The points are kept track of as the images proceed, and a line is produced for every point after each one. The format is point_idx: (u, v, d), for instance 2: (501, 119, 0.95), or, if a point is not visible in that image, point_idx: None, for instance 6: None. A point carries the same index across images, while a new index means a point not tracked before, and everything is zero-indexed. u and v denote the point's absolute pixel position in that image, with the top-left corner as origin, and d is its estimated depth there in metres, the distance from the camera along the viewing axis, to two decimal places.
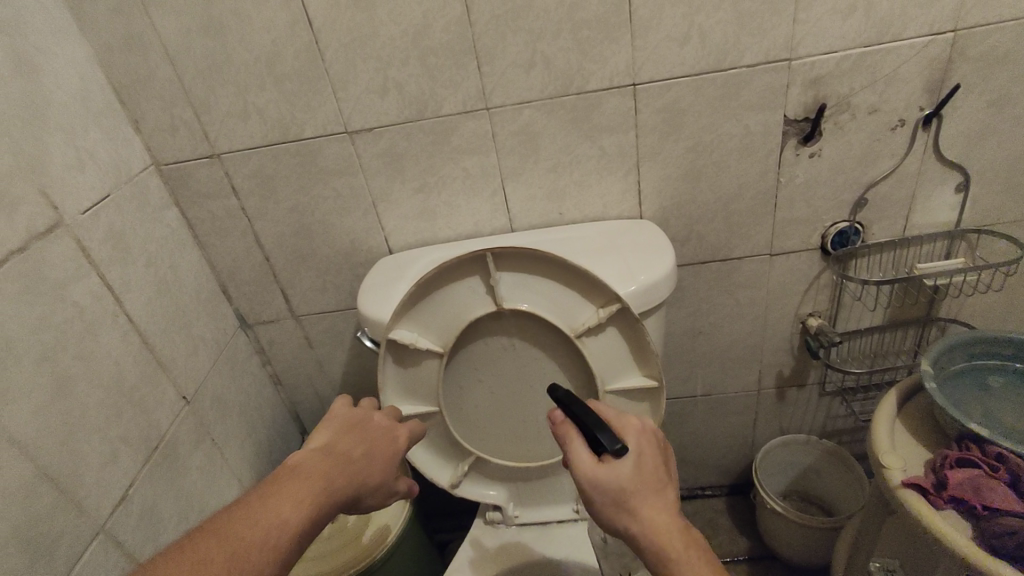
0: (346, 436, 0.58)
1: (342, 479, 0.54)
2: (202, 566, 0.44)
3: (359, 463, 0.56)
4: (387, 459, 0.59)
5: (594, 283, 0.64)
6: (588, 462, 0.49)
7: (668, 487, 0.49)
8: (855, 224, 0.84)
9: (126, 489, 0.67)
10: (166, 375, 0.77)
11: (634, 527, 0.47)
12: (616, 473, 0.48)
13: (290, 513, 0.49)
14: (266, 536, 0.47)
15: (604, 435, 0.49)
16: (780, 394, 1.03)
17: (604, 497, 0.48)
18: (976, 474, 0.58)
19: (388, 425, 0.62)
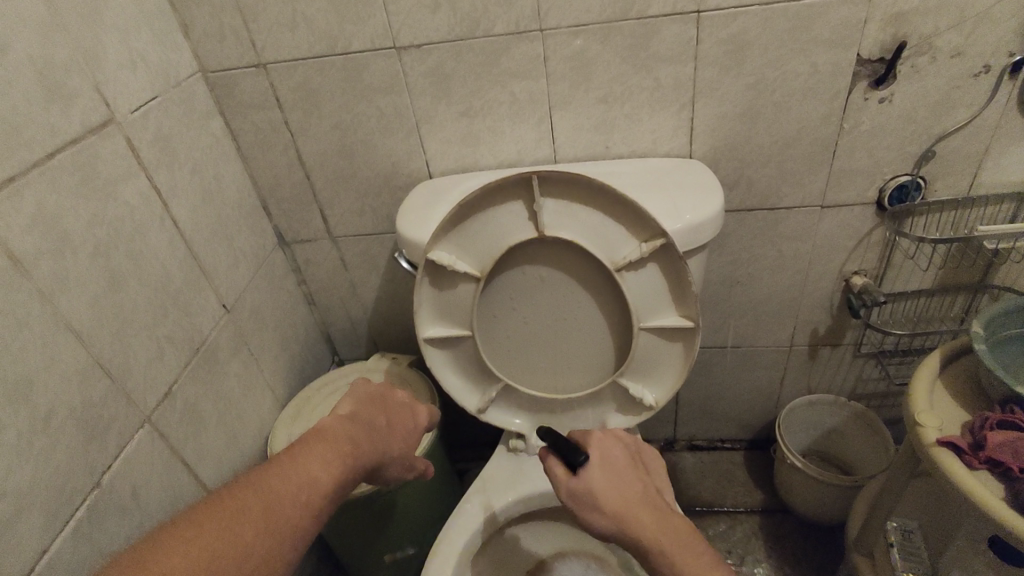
0: (372, 408, 0.60)
1: (367, 446, 0.57)
2: (242, 513, 0.45)
3: (383, 436, 0.59)
4: (407, 436, 0.62)
5: (640, 216, 0.63)
6: (562, 476, 0.56)
7: (636, 482, 0.54)
8: (918, 178, 0.79)
9: (170, 385, 0.70)
10: (209, 284, 0.79)
11: (607, 522, 0.52)
12: (584, 479, 0.54)
13: (323, 473, 0.51)
14: (300, 492, 0.49)
15: (569, 449, 0.56)
16: (812, 352, 1.02)
17: (581, 503, 0.54)
18: (1017, 437, 0.57)
19: (411, 403, 0.65)
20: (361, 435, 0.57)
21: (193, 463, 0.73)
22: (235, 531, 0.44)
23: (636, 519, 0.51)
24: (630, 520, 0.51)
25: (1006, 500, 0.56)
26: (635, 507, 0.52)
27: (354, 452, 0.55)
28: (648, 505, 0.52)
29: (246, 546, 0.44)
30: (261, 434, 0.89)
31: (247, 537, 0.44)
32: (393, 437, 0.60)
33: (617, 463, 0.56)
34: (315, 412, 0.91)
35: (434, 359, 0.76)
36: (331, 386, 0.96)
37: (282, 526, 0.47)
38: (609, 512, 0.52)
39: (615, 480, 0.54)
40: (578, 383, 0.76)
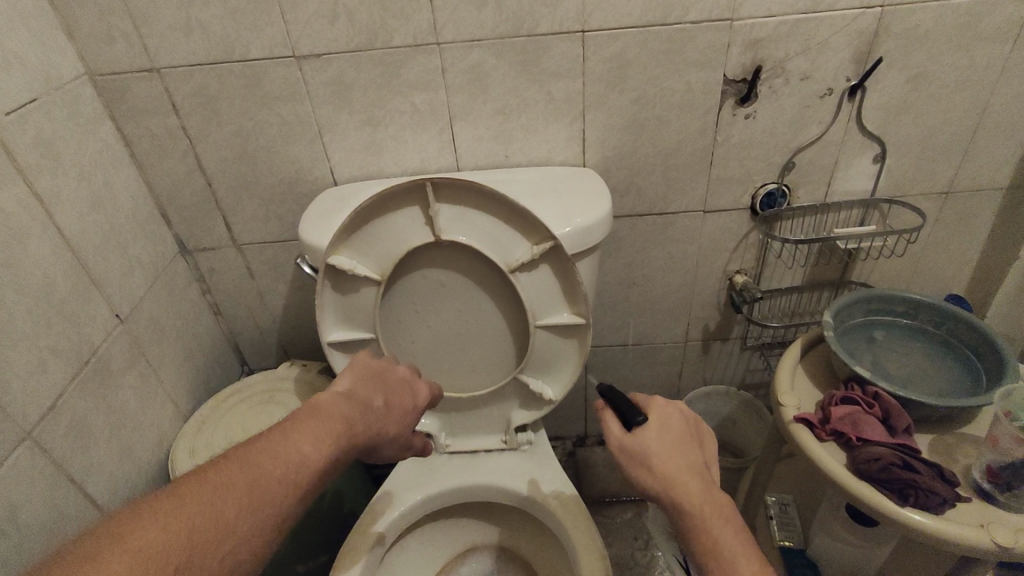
0: (371, 387, 0.61)
1: (363, 424, 0.57)
2: (230, 489, 0.47)
3: (380, 413, 0.59)
4: (404, 417, 0.62)
5: (531, 220, 0.67)
6: (617, 432, 0.59)
7: (689, 449, 0.57)
8: (783, 186, 0.89)
9: (55, 398, 0.67)
10: (100, 293, 0.76)
11: (657, 482, 0.55)
12: (641, 439, 0.57)
13: (314, 452, 0.52)
14: (290, 471, 0.50)
15: (631, 410, 0.59)
16: (705, 346, 1.10)
17: (629, 459, 0.57)
18: (854, 410, 0.66)
19: (409, 382, 0.65)
20: (358, 413, 0.57)
21: (82, 480, 0.70)
22: (222, 504, 0.46)
23: (684, 486, 0.54)
24: (675, 484, 0.54)
25: (846, 466, 0.64)
26: (682, 475, 0.55)
27: (348, 429, 0.55)
28: (698, 472, 0.56)
29: (233, 519, 0.46)
30: (161, 447, 0.86)
31: (230, 517, 0.46)
32: (390, 417, 0.60)
33: (676, 432, 0.58)
34: (220, 423, 0.90)
35: (340, 362, 0.77)
36: (237, 396, 0.94)
37: (265, 506, 0.48)
38: (660, 472, 0.55)
39: (669, 443, 0.57)
40: (482, 381, 0.80)
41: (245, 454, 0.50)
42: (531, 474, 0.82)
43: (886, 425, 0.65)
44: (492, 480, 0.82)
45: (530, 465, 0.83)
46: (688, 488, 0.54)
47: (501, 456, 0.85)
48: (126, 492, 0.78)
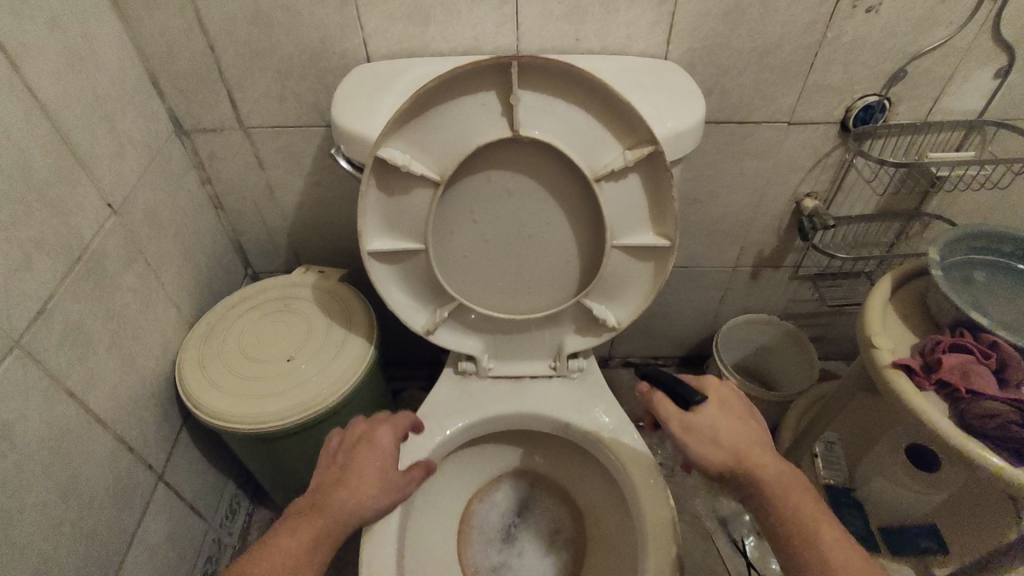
0: (332, 464, 0.60)
1: (342, 502, 0.56)
2: None
3: (356, 484, 0.58)
4: (382, 472, 0.60)
5: (628, 118, 0.55)
6: (676, 412, 0.58)
7: (752, 424, 0.57)
8: (885, 99, 0.77)
9: (45, 302, 0.56)
10: (87, 176, 0.63)
11: (727, 460, 0.55)
12: (704, 416, 0.57)
13: (292, 547, 0.52)
14: (280, 573, 0.50)
15: (688, 392, 0.58)
16: (753, 273, 1.03)
17: (692, 439, 0.56)
18: (967, 360, 0.59)
19: (372, 433, 0.63)
20: (333, 494, 0.57)
21: (83, 395, 0.61)
22: None
23: (756, 458, 0.54)
24: (748, 456, 0.55)
25: (951, 420, 0.58)
26: (751, 445, 0.55)
27: (325, 514, 0.55)
28: (764, 446, 0.56)
29: None
30: (167, 357, 0.77)
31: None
32: (364, 480, 0.59)
33: (734, 407, 0.58)
34: (231, 332, 0.80)
35: (379, 274, 0.67)
36: (248, 303, 0.84)
37: None
38: (730, 447, 0.55)
39: (728, 417, 0.57)
40: (539, 303, 0.71)
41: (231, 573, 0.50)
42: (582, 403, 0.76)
43: (999, 378, 0.59)
44: (540, 409, 0.76)
45: (581, 395, 0.77)
46: (764, 461, 0.54)
47: (548, 384, 0.78)
48: (134, 406, 0.70)
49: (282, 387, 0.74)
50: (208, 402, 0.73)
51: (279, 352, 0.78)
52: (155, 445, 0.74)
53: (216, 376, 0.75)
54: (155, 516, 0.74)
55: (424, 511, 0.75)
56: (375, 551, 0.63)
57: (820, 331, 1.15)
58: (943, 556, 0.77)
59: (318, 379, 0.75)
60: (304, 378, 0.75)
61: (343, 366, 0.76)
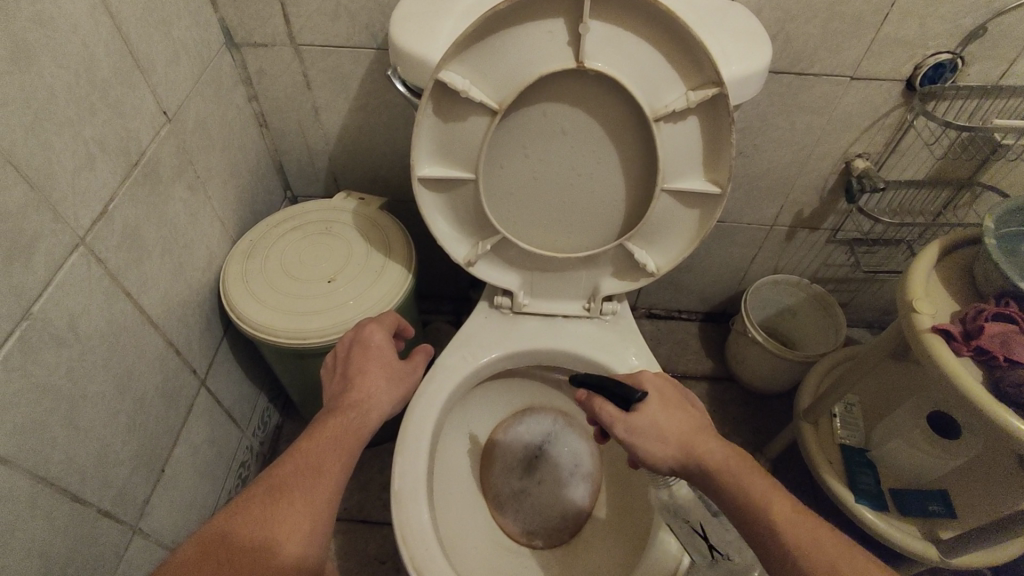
0: (337, 375, 0.61)
1: (352, 404, 0.57)
2: (260, 512, 0.47)
3: (358, 384, 0.59)
4: (386, 366, 0.61)
5: (695, 55, 0.54)
6: (619, 413, 0.58)
7: (690, 414, 0.58)
8: (958, 59, 0.74)
9: (106, 202, 0.58)
10: (145, 81, 0.63)
11: (675, 454, 0.56)
12: (646, 413, 0.57)
13: (315, 442, 0.53)
14: (311, 467, 0.51)
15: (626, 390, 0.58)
16: (790, 232, 1.02)
17: (640, 440, 0.57)
18: (1010, 329, 0.59)
19: (361, 335, 0.63)
20: (344, 400, 0.57)
21: (138, 296, 0.64)
22: (262, 523, 0.46)
23: (703, 449, 0.55)
24: (695, 447, 0.55)
25: (985, 385, 0.59)
26: (696, 436, 0.56)
27: (339, 415, 0.56)
28: (709, 435, 0.57)
29: (276, 530, 0.46)
30: (211, 270, 0.79)
31: (287, 527, 0.47)
32: (370, 376, 0.60)
33: (672, 399, 0.60)
34: (273, 251, 0.82)
35: (426, 202, 0.67)
36: (291, 223, 0.85)
37: (300, 503, 0.48)
38: (675, 441, 0.56)
39: (667, 411, 0.58)
40: (580, 243, 0.71)
41: (267, 475, 0.50)
42: (612, 345, 0.77)
43: None
44: (571, 347, 0.77)
45: (612, 336, 0.78)
46: (709, 449, 0.55)
47: (580, 323, 0.79)
48: (181, 312, 0.73)
49: (323, 307, 0.76)
50: (252, 315, 0.75)
51: (319, 273, 0.80)
52: (199, 352, 0.77)
53: (259, 290, 0.77)
54: (197, 418, 0.78)
55: (450, 434, 0.79)
56: (408, 466, 0.66)
57: (848, 298, 1.15)
58: (950, 520, 0.77)
59: (357, 302, 0.77)
60: (343, 300, 0.77)
61: (383, 292, 0.78)
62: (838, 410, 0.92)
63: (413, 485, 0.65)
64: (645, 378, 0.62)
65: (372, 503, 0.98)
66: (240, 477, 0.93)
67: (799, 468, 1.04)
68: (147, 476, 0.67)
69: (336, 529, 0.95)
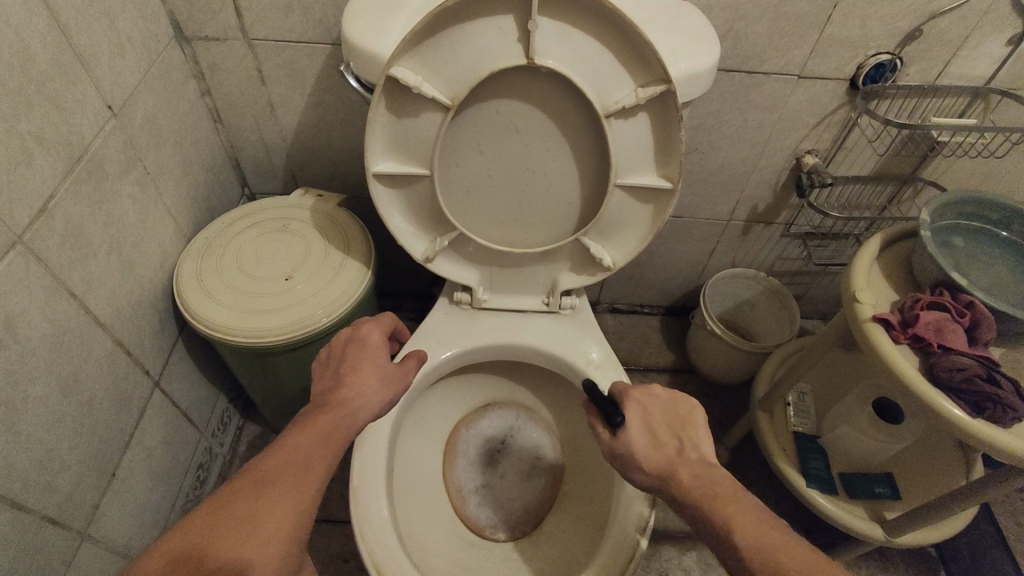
0: (328, 369, 0.61)
1: (343, 405, 0.57)
2: (243, 508, 0.46)
3: (349, 383, 0.59)
4: (378, 366, 0.62)
5: (643, 54, 0.55)
6: (605, 439, 0.59)
7: (673, 442, 0.57)
8: (897, 60, 0.77)
9: (46, 200, 0.56)
10: (87, 74, 0.61)
11: (650, 480, 0.56)
12: (626, 442, 0.57)
13: (305, 437, 0.52)
14: (297, 462, 0.50)
15: (610, 416, 0.59)
16: (746, 227, 1.05)
17: (621, 464, 0.58)
18: (942, 317, 0.61)
19: (358, 332, 0.63)
20: (335, 399, 0.57)
21: (83, 296, 0.62)
22: (245, 518, 0.45)
23: (680, 477, 0.54)
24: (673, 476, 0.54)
25: (920, 371, 0.62)
26: (676, 464, 0.55)
27: (332, 413, 0.55)
28: (692, 459, 0.55)
29: (261, 524, 0.45)
30: (164, 268, 0.78)
31: (267, 522, 0.45)
32: (362, 374, 0.60)
33: (657, 423, 0.58)
34: (229, 248, 0.81)
35: (382, 198, 0.67)
36: (247, 220, 0.84)
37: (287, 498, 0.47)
38: (649, 470, 0.56)
39: (649, 439, 0.57)
40: (538, 238, 0.72)
41: (251, 467, 0.49)
42: (571, 338, 0.78)
43: (970, 335, 0.61)
44: (531, 341, 0.78)
45: (572, 330, 0.79)
46: (684, 477, 0.54)
47: (540, 318, 0.80)
48: (132, 311, 0.71)
49: (279, 305, 0.75)
50: (206, 314, 0.74)
51: (275, 271, 0.79)
52: (152, 352, 0.76)
53: (213, 288, 0.76)
54: (151, 420, 0.76)
55: (410, 431, 0.78)
56: (366, 462, 0.66)
57: (803, 290, 1.18)
58: (893, 500, 0.81)
59: (314, 300, 0.76)
60: (300, 298, 0.76)
61: (341, 289, 0.77)
62: (791, 397, 0.93)
63: (372, 481, 0.65)
64: (636, 401, 0.60)
65: (335, 503, 0.97)
66: (198, 480, 0.91)
67: (756, 456, 1.07)
68: (97, 480, 0.66)
69: None
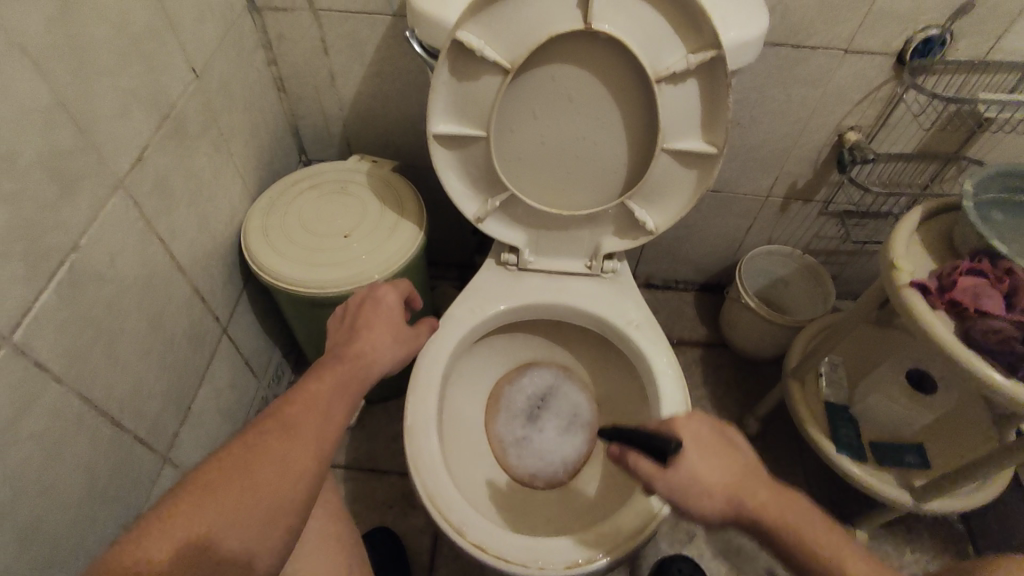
0: (344, 326, 0.66)
1: (356, 358, 0.61)
2: (269, 443, 0.50)
3: (366, 339, 0.63)
4: (391, 326, 0.66)
5: (695, 20, 0.58)
6: (657, 470, 0.54)
7: (735, 458, 0.55)
8: (946, 35, 0.78)
9: (142, 150, 0.62)
10: (176, 38, 0.67)
11: (724, 506, 0.53)
12: (685, 467, 0.54)
13: (322, 383, 0.57)
14: (316, 406, 0.55)
15: (661, 441, 0.55)
16: (784, 204, 1.07)
17: (687, 496, 0.53)
18: (980, 283, 0.63)
19: (375, 294, 0.67)
20: (352, 353, 0.61)
21: (168, 242, 0.68)
22: (273, 451, 0.50)
23: (754, 499, 0.52)
24: (747, 498, 0.53)
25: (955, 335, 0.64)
26: (748, 486, 0.53)
27: (349, 366, 0.60)
28: (760, 480, 0.54)
29: (288, 457, 0.50)
30: (232, 224, 0.83)
31: (295, 453, 0.51)
32: (376, 331, 0.64)
33: (709, 443, 0.56)
34: (291, 207, 0.86)
35: (440, 158, 0.71)
36: (308, 183, 0.89)
37: (310, 437, 0.52)
38: (724, 494, 0.53)
39: (710, 458, 0.55)
40: (584, 202, 0.75)
41: (276, 409, 0.54)
42: (613, 301, 0.81)
43: (1006, 301, 0.63)
44: (574, 301, 0.82)
45: (613, 293, 0.82)
46: (762, 499, 0.52)
47: (582, 280, 0.84)
48: (206, 260, 0.77)
49: (340, 260, 0.81)
50: (272, 267, 0.79)
51: (334, 229, 0.84)
52: (221, 301, 0.82)
53: (278, 243, 0.82)
54: (219, 363, 0.83)
55: (457, 384, 0.83)
56: (418, 404, 0.71)
57: (839, 270, 1.19)
58: (923, 470, 0.83)
59: (371, 258, 0.81)
60: (358, 255, 0.81)
61: (396, 248, 0.82)
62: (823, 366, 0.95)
63: (424, 420, 0.70)
64: (681, 421, 0.57)
65: (380, 455, 1.02)
66: None
67: (785, 429, 1.09)
68: (175, 412, 0.72)
69: (346, 476, 1.00)
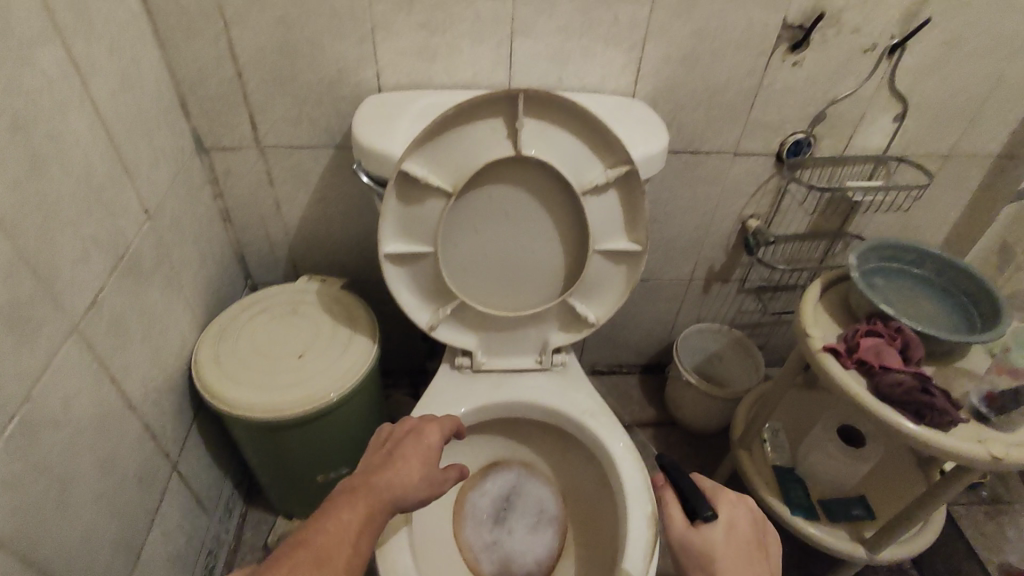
0: (380, 450, 0.62)
1: (385, 488, 0.56)
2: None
3: (399, 469, 0.58)
4: (426, 461, 0.61)
5: (609, 142, 0.68)
6: (681, 522, 0.56)
7: (749, 557, 0.54)
8: (810, 137, 0.93)
9: (97, 291, 0.63)
10: (131, 183, 0.70)
11: None
12: (705, 534, 0.55)
13: (349, 515, 0.52)
14: (337, 542, 0.50)
15: (699, 502, 0.56)
16: (706, 285, 1.17)
17: (688, 556, 0.55)
18: (879, 342, 0.73)
19: (420, 428, 0.64)
20: (382, 481, 0.57)
21: (121, 380, 0.67)
22: None
23: None
24: None
25: (868, 390, 0.72)
26: None
27: (378, 496, 0.55)
28: None
29: None
30: (182, 355, 0.83)
31: None
32: (408, 463, 0.59)
33: (737, 539, 0.55)
34: (242, 333, 0.87)
35: (392, 274, 0.76)
36: (258, 307, 0.91)
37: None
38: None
39: (731, 544, 0.54)
40: (529, 302, 0.81)
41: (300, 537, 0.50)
42: (566, 391, 0.85)
43: (903, 355, 0.72)
44: (529, 396, 0.85)
45: (565, 384, 0.86)
46: None
47: (534, 375, 0.88)
48: (157, 394, 0.75)
49: (295, 380, 0.81)
50: (224, 393, 0.79)
51: (287, 351, 0.85)
52: (171, 435, 0.79)
53: (230, 369, 0.81)
54: (169, 503, 0.78)
55: None
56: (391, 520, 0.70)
57: (764, 340, 1.30)
58: (871, 522, 0.89)
59: (326, 375, 0.82)
60: (313, 373, 0.82)
61: (351, 363, 0.84)
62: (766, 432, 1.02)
63: (399, 537, 0.69)
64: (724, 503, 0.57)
65: None
66: (206, 567, 0.91)
67: None
68: (124, 562, 0.67)
69: None
